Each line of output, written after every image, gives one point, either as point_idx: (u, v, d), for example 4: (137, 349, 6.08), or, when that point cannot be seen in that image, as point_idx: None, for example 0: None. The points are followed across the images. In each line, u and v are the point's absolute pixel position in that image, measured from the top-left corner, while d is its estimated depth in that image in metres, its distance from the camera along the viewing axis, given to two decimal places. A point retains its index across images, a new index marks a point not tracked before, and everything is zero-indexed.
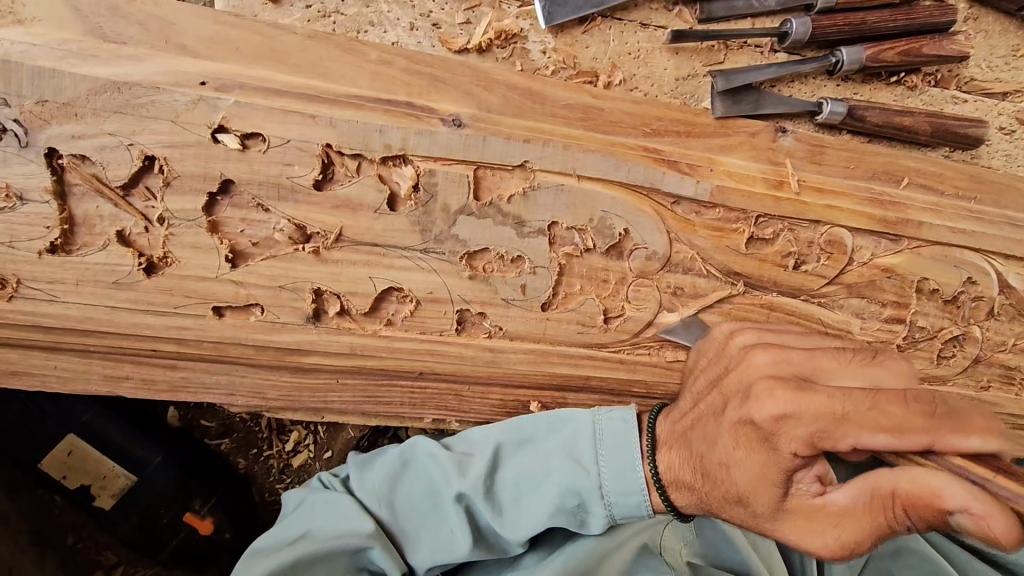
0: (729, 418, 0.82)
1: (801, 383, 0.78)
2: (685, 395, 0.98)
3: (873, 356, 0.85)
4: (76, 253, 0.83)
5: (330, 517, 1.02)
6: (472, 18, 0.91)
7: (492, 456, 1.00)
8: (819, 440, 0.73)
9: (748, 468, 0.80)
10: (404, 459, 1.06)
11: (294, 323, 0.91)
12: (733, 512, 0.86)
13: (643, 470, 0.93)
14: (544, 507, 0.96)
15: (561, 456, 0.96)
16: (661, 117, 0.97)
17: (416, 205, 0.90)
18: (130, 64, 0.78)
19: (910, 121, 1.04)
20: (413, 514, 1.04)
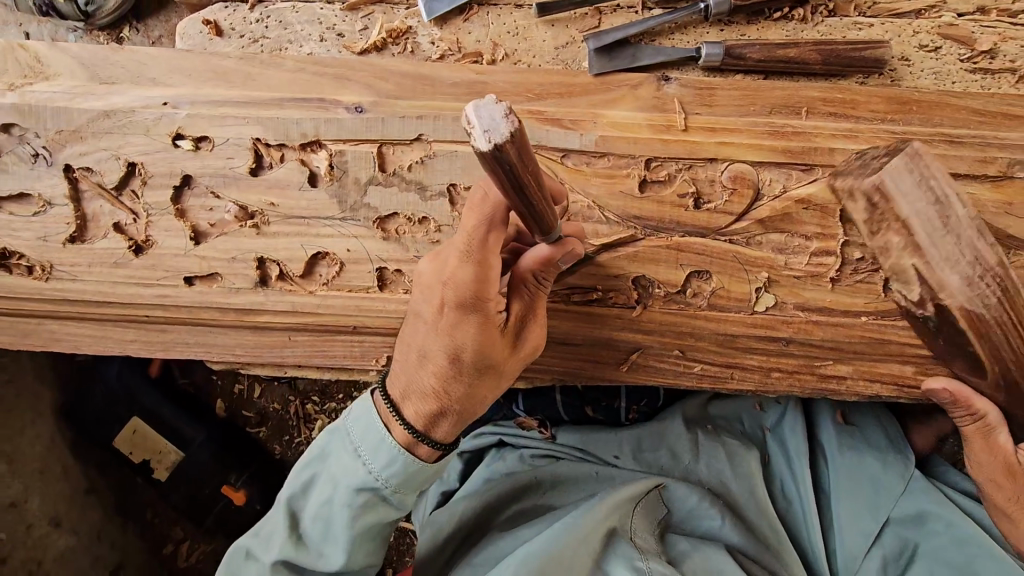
0: (453, 376, 0.94)
1: (478, 355, 0.93)
2: (442, 381, 0.95)
3: (477, 342, 0.92)
4: (88, 241, 1.11)
5: (335, 524, 1.00)
6: (369, 24, 1.11)
7: (359, 442, 0.98)
8: (473, 337, 0.92)
9: (460, 353, 0.93)
10: (297, 484, 1.02)
11: (246, 287, 1.12)
12: (463, 353, 0.93)
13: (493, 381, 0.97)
14: (396, 453, 0.96)
15: (379, 431, 0.96)
16: (543, 83, 1.08)
17: (331, 181, 1.08)
18: (115, 97, 1.06)
19: (795, 52, 1.07)
20: (316, 526, 1.02)
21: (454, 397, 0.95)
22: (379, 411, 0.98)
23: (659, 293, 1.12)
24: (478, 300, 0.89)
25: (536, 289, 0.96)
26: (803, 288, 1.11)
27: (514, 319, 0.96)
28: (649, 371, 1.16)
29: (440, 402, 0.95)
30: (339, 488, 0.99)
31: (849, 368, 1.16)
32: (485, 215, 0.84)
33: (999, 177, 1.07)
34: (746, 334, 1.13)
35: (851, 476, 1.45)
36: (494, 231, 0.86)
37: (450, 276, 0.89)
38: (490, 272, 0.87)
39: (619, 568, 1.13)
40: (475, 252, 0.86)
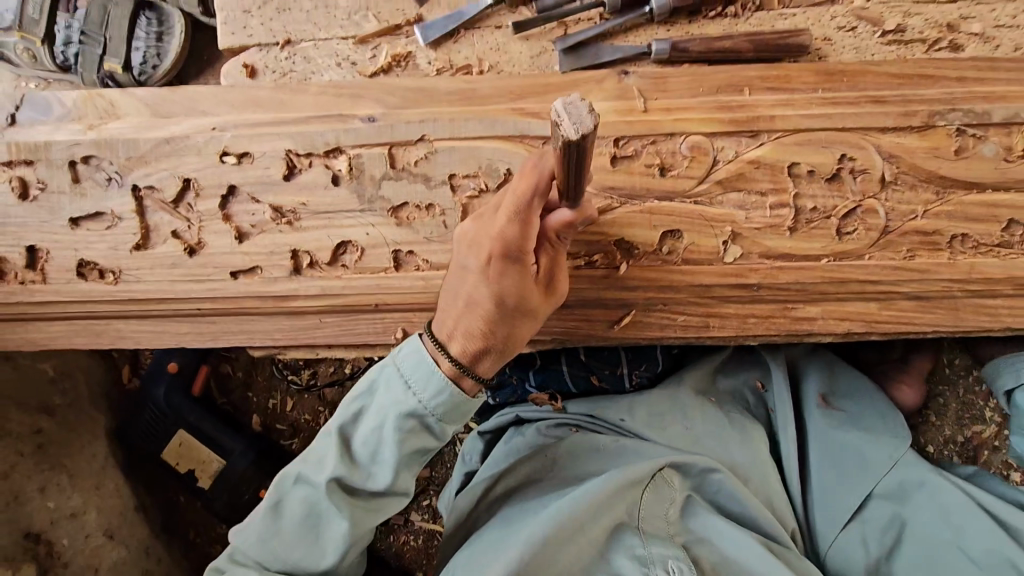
0: (500, 318, 1.12)
1: (522, 298, 1.12)
2: (490, 322, 1.12)
3: (521, 287, 1.11)
4: (151, 248, 1.31)
5: (384, 447, 1.17)
6: (376, 53, 1.34)
7: (409, 375, 1.15)
8: (517, 281, 1.10)
9: (505, 296, 1.11)
10: (349, 414, 1.20)
11: (283, 276, 1.30)
12: (506, 296, 1.11)
13: (524, 321, 1.15)
14: (442, 384, 1.13)
15: (427, 366, 1.14)
16: (522, 84, 1.29)
17: (351, 180, 1.28)
18: (174, 127, 1.30)
19: (731, 43, 1.28)
20: (367, 450, 1.18)
21: (498, 337, 1.13)
22: (427, 350, 1.15)
23: (639, 254, 1.28)
24: (521, 251, 1.08)
25: (557, 247, 1.16)
26: (765, 238, 1.26)
27: (544, 271, 1.17)
28: (638, 325, 1.31)
29: (485, 341, 1.12)
30: (389, 415, 1.16)
31: (817, 308, 1.29)
32: (533, 184, 1.05)
33: (923, 127, 1.24)
34: (720, 284, 1.28)
35: (838, 445, 1.48)
36: (538, 199, 1.07)
37: (499, 230, 1.08)
38: (532, 227, 1.07)
39: (622, 558, 1.19)
40: (523, 210, 1.06)
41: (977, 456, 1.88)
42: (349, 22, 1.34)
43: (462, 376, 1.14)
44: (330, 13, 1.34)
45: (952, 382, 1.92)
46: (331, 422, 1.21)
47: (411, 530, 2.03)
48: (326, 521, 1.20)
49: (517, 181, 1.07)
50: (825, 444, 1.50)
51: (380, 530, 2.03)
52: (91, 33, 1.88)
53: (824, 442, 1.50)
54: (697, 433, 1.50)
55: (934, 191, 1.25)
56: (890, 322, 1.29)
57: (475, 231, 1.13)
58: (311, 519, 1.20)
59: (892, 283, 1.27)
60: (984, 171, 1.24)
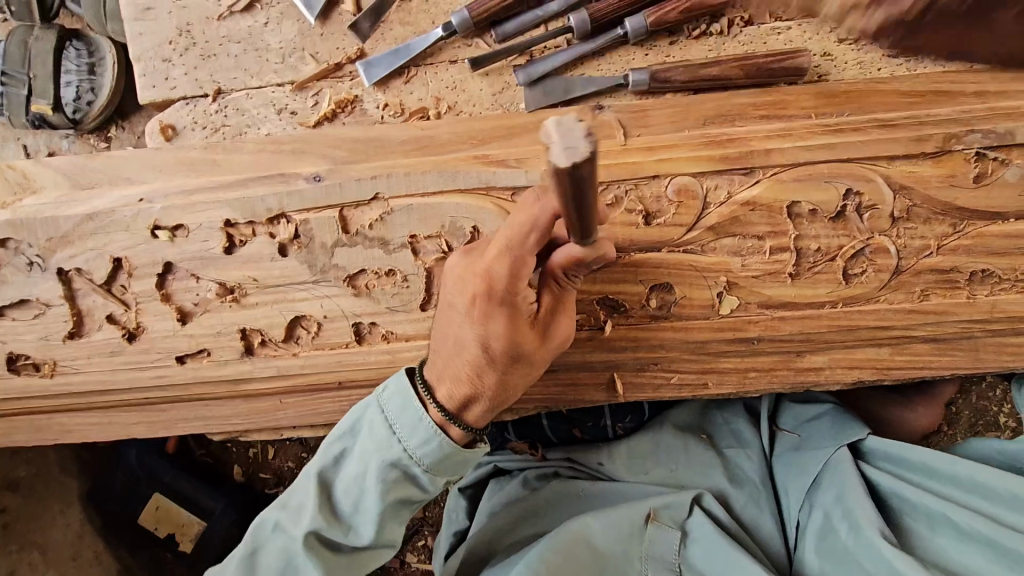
0: (491, 364, 0.96)
1: (512, 344, 0.95)
2: (478, 371, 0.97)
3: (512, 335, 0.95)
4: (86, 335, 1.19)
5: (366, 497, 1.05)
6: (318, 99, 1.19)
7: (395, 419, 1.02)
8: (501, 325, 0.94)
9: (489, 338, 0.94)
10: (332, 456, 1.07)
11: (234, 358, 1.18)
12: (495, 348, 0.95)
13: (518, 372, 0.99)
14: (428, 433, 1.00)
15: (414, 411, 1.00)
16: (485, 127, 1.15)
17: (301, 248, 1.15)
18: (97, 200, 1.16)
19: (718, 69, 1.13)
20: (350, 498, 1.06)
21: (488, 383, 0.98)
22: (416, 392, 1.01)
23: (626, 312, 1.16)
24: (508, 293, 0.92)
25: (563, 286, 0.98)
26: (763, 286, 1.14)
27: (543, 311, 0.99)
28: (629, 387, 1.19)
29: (473, 387, 0.98)
30: (372, 462, 1.03)
31: (824, 357, 1.17)
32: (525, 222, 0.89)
33: (937, 153, 1.10)
34: (716, 339, 1.16)
35: (804, 461, 1.33)
36: (539, 237, 0.89)
37: (487, 267, 0.92)
38: (523, 269, 0.91)
39: None
40: (516, 248, 0.90)
41: None
42: (284, 66, 1.18)
43: (449, 424, 1.00)
44: (261, 56, 1.18)
45: (964, 390, 1.82)
46: (311, 466, 1.09)
47: (407, 572, 1.95)
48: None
49: (516, 216, 0.90)
50: (804, 464, 1.33)
51: (375, 574, 1.96)
52: (12, 73, 1.68)
53: (805, 462, 1.33)
54: (681, 474, 1.36)
55: (951, 223, 1.12)
56: (904, 368, 1.17)
57: (461, 267, 0.97)
58: (288, 572, 1.08)
59: (905, 328, 1.15)
60: (1007, 199, 1.10)
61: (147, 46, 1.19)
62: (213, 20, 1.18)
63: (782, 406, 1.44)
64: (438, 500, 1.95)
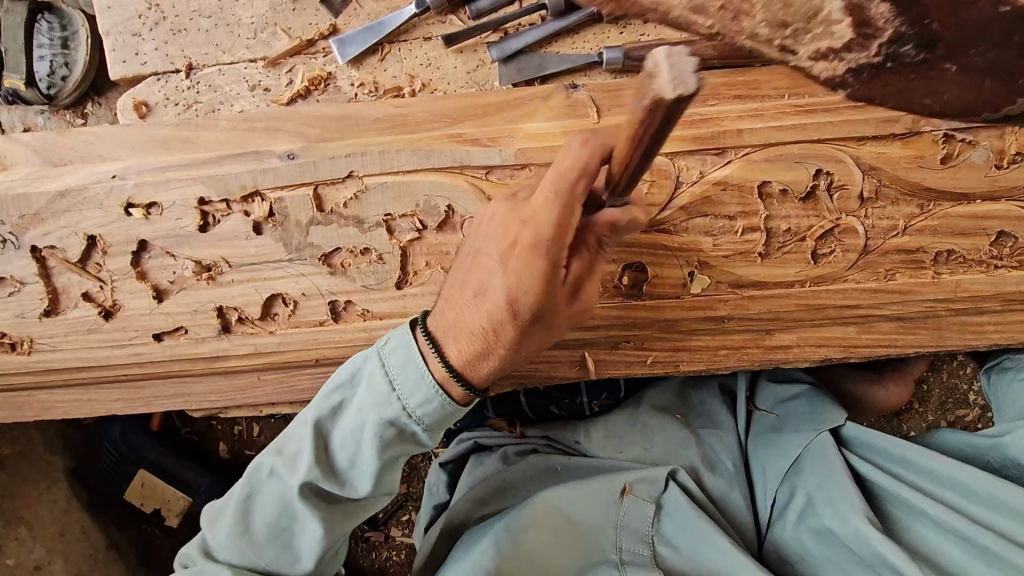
0: (520, 319, 0.94)
1: (545, 301, 0.93)
2: (502, 324, 0.94)
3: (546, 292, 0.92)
4: (62, 313, 1.19)
5: (366, 449, 1.04)
6: (291, 76, 1.18)
7: (393, 374, 1.01)
8: (535, 280, 0.91)
9: (525, 288, 0.91)
10: (331, 408, 1.06)
11: (210, 336, 1.19)
12: (526, 303, 0.92)
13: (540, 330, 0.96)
14: (425, 393, 0.99)
15: (414, 368, 0.99)
16: (458, 106, 1.14)
17: (275, 226, 1.15)
18: (70, 177, 1.15)
19: (692, 49, 1.12)
20: (345, 451, 1.05)
21: (508, 340, 0.95)
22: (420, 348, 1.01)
23: (598, 291, 1.17)
24: (552, 246, 0.90)
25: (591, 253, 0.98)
26: (733, 265, 1.16)
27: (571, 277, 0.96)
28: (602, 364, 1.22)
29: (486, 343, 0.96)
30: (370, 416, 1.02)
31: (792, 336, 1.20)
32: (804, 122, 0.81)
33: (906, 134, 1.11)
34: (688, 317, 1.18)
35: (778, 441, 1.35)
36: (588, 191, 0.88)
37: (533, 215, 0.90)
38: (573, 217, 0.89)
39: None
40: (565, 197, 0.88)
41: None
42: (256, 41, 1.17)
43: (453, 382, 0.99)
44: (232, 32, 1.17)
45: (935, 368, 1.86)
46: (308, 415, 1.07)
47: (392, 545, 2.00)
48: (301, 523, 1.07)
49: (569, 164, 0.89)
50: (780, 442, 1.34)
51: (361, 547, 2.00)
52: None
53: (781, 440, 1.34)
54: (655, 452, 1.39)
55: (918, 204, 1.14)
56: (868, 346, 1.20)
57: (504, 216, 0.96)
58: (283, 520, 1.08)
59: (871, 307, 1.17)
60: (973, 180, 1.12)
61: (117, 20, 1.17)
62: None
63: (759, 383, 1.45)
64: (422, 475, 1.98)
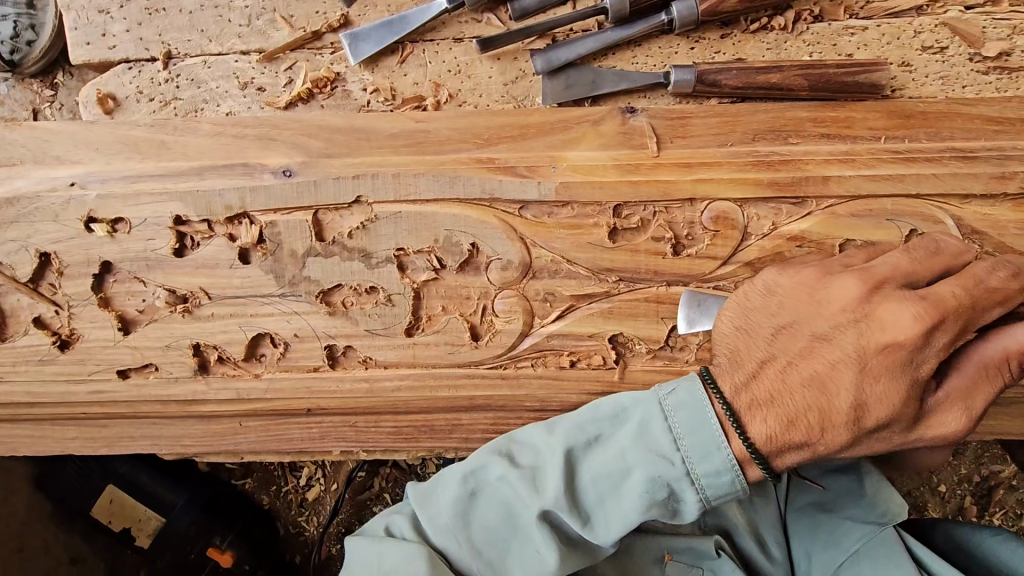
0: None
1: None
2: None
3: None
4: (10, 340, 1.01)
5: (491, 547, 0.88)
6: (292, 74, 0.98)
7: (603, 474, 0.84)
8: None
9: None
10: (509, 497, 0.87)
11: (185, 376, 1.02)
12: None
13: (715, 412, 0.81)
14: (634, 503, 0.81)
15: (640, 461, 0.81)
16: (492, 125, 0.95)
17: (266, 255, 0.97)
18: (19, 181, 0.95)
19: (777, 76, 0.94)
20: (497, 543, 0.88)
21: None
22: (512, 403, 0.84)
23: (640, 351, 1.01)
24: None
25: None
26: None
27: None
28: None
29: None
30: (520, 511, 0.86)
31: None
32: (941, 269, 0.82)
33: (1020, 195, 0.94)
34: None
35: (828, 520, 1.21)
36: None
37: None
38: None
39: None
40: None
41: (991, 496, 1.76)
42: (251, 30, 0.97)
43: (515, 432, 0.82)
44: (222, 16, 0.97)
45: None
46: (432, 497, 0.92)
47: None
48: None
49: None
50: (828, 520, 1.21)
51: None
52: None
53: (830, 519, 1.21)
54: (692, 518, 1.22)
55: None
56: None
57: None
58: None
59: None
60: None
61: None
62: None
63: None
64: None
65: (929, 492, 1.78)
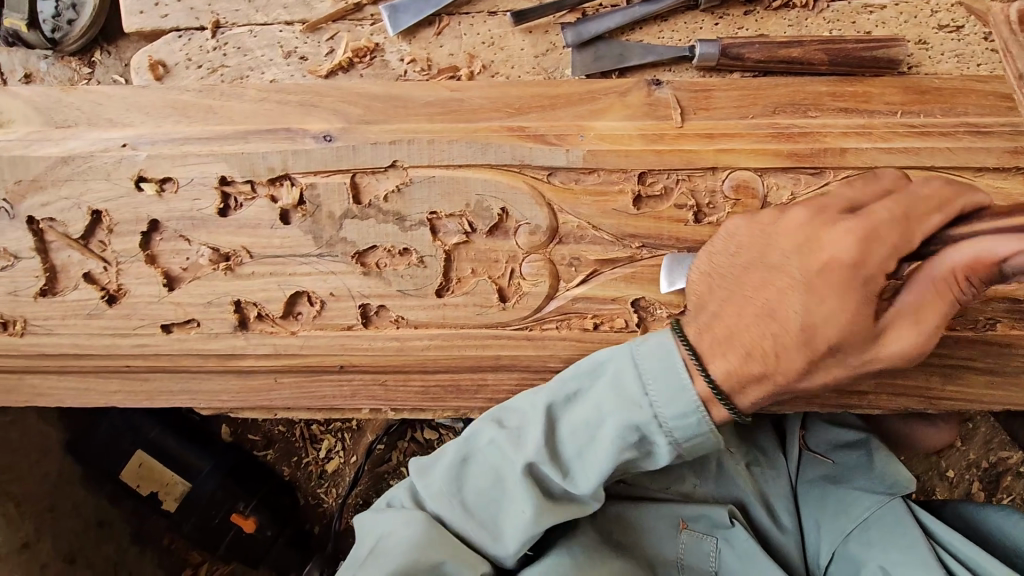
0: None
1: None
2: None
3: None
4: (60, 294, 1.06)
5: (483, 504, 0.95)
6: (334, 45, 1.03)
7: (580, 427, 0.90)
8: None
9: None
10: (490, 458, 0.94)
11: (224, 332, 1.07)
12: None
13: (682, 359, 0.87)
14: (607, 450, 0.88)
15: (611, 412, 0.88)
16: (524, 95, 1.00)
17: (305, 216, 1.02)
18: (74, 141, 1.01)
19: (798, 51, 0.98)
20: (485, 500, 0.95)
21: None
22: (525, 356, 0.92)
23: (660, 315, 1.04)
24: None
25: None
26: None
27: None
28: None
29: None
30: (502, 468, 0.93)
31: (870, 382, 1.07)
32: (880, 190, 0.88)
33: None
34: None
35: (839, 497, 1.23)
36: None
37: None
38: None
39: None
40: None
41: (998, 482, 1.78)
42: (295, 1, 1.02)
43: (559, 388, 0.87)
44: None
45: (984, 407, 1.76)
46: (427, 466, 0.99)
47: None
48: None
49: None
50: (840, 496, 1.24)
51: None
52: None
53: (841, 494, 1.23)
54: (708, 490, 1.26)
55: None
56: (954, 399, 1.08)
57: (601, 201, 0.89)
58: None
59: (962, 358, 1.05)
60: None
61: None
62: None
63: (813, 422, 1.33)
64: None
65: (938, 476, 1.80)
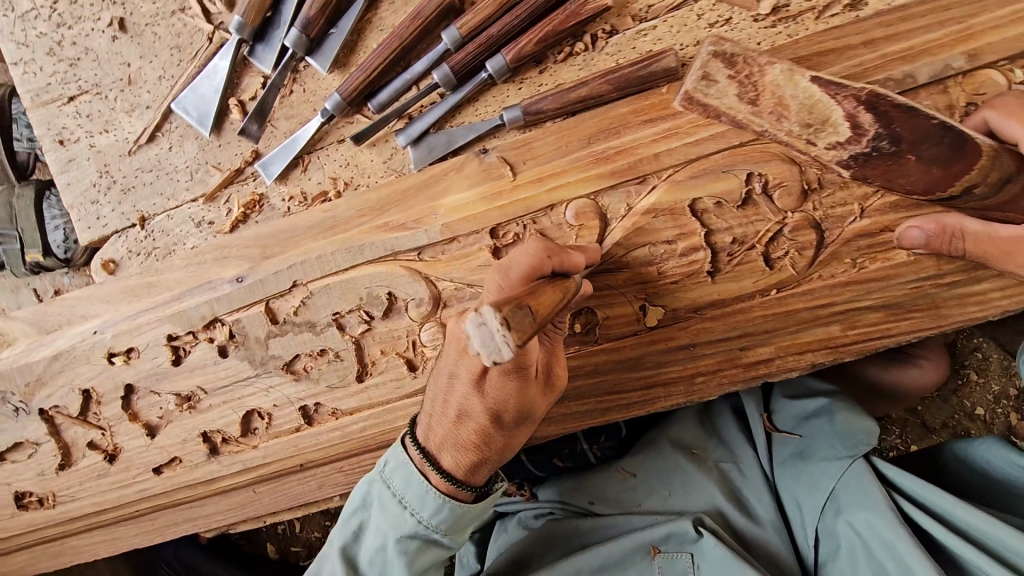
0: (491, 434, 0.94)
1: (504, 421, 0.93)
2: (489, 440, 0.95)
3: (517, 420, 0.94)
4: (74, 464, 1.29)
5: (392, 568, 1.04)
6: (230, 206, 1.26)
7: (400, 492, 1.00)
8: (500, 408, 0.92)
9: (505, 394, 0.90)
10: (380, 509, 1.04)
11: (202, 461, 1.25)
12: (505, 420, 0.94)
13: (410, 455, 1.00)
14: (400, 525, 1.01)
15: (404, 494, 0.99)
16: (381, 195, 1.17)
17: (237, 346, 1.21)
18: (59, 340, 1.26)
19: (587, 89, 1.11)
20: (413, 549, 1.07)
21: (496, 448, 0.96)
22: (414, 460, 1.00)
23: None
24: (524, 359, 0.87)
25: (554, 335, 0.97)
26: (686, 290, 1.10)
27: (542, 367, 0.96)
28: (580, 416, 1.20)
29: (480, 452, 0.96)
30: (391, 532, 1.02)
31: (770, 348, 1.12)
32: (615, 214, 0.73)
33: None
34: (650, 352, 1.13)
35: (805, 475, 1.23)
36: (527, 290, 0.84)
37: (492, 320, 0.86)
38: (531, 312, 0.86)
39: None
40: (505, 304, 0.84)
41: None
42: (194, 182, 1.27)
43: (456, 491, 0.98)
44: (172, 179, 1.27)
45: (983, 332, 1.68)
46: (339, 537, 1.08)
47: None
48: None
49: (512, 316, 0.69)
50: (807, 473, 1.23)
51: None
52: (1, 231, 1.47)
53: (807, 469, 1.23)
54: (676, 499, 1.29)
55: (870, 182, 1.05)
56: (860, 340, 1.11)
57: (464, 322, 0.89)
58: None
59: (848, 300, 1.09)
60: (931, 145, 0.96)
61: (77, 194, 1.31)
62: (125, 156, 1.28)
63: (775, 403, 1.36)
64: None
65: (968, 418, 1.68)
